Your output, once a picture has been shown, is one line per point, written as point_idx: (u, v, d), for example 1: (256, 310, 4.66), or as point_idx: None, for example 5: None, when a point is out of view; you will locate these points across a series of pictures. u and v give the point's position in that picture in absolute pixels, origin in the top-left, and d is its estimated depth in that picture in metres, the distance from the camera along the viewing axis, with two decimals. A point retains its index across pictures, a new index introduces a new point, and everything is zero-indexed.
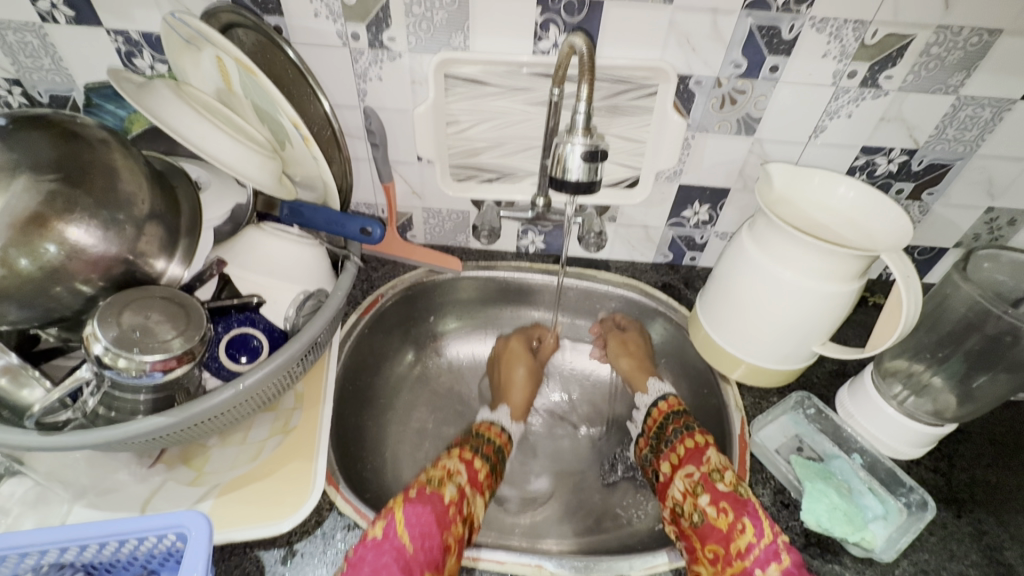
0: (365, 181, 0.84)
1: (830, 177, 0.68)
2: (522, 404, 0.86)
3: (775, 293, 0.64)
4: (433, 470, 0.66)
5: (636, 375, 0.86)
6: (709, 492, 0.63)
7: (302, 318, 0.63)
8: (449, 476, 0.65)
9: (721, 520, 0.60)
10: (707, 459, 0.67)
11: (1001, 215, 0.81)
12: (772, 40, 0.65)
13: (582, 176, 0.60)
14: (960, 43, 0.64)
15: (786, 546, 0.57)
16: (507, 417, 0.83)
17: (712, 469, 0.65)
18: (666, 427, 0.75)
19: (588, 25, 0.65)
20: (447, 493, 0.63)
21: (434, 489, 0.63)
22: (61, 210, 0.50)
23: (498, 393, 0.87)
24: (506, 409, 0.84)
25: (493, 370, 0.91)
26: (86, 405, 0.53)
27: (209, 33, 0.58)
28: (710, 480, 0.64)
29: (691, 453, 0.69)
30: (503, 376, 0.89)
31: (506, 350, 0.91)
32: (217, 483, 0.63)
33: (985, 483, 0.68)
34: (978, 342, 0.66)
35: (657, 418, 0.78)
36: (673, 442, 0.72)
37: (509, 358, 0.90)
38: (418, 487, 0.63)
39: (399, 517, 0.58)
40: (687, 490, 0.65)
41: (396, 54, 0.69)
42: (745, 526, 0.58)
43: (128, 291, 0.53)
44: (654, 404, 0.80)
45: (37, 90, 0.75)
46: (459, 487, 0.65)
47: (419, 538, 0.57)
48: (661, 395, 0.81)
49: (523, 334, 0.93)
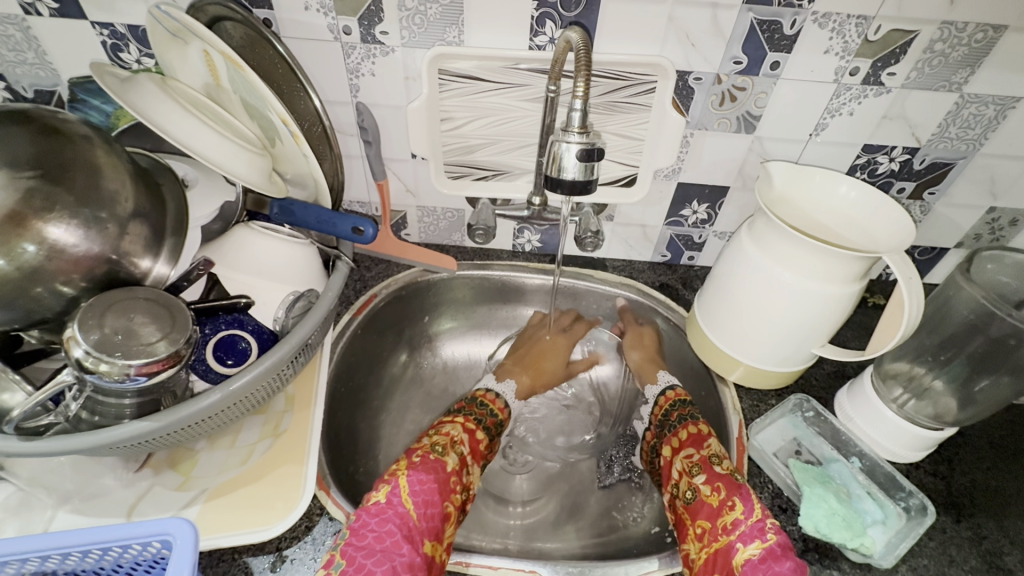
0: (358, 178, 0.83)
1: (831, 176, 0.66)
2: (529, 384, 0.87)
3: (775, 294, 0.63)
4: (437, 436, 0.68)
5: (646, 366, 0.85)
6: (705, 472, 0.65)
7: (291, 319, 0.62)
8: (452, 445, 0.67)
9: (712, 497, 0.62)
10: (708, 444, 0.68)
11: (1003, 215, 0.80)
12: (773, 35, 0.64)
13: (578, 174, 0.59)
14: (964, 40, 0.63)
15: (774, 527, 0.58)
16: (510, 393, 0.83)
17: (711, 453, 0.67)
18: (671, 413, 0.76)
19: (586, 20, 0.64)
20: (450, 461, 0.65)
21: (437, 457, 0.65)
22: (39, 209, 0.48)
23: (511, 365, 0.87)
24: (513, 383, 0.84)
25: (521, 348, 0.90)
26: (69, 409, 0.51)
27: (195, 26, 0.56)
28: (709, 462, 0.65)
29: (692, 438, 0.70)
30: (529, 359, 0.88)
31: (544, 337, 0.90)
32: (204, 488, 0.61)
33: (985, 488, 0.67)
34: (981, 345, 0.64)
35: (662, 406, 0.78)
36: (675, 429, 0.73)
37: (542, 352, 0.89)
38: (422, 453, 0.64)
39: (403, 484, 0.60)
40: (683, 471, 0.67)
41: (389, 48, 0.67)
42: (735, 504, 0.60)
43: (111, 292, 0.52)
44: (663, 392, 0.80)
45: (21, 85, 0.74)
46: (461, 456, 0.67)
47: (422, 506, 0.59)
48: (670, 384, 0.81)
49: (571, 331, 0.91)
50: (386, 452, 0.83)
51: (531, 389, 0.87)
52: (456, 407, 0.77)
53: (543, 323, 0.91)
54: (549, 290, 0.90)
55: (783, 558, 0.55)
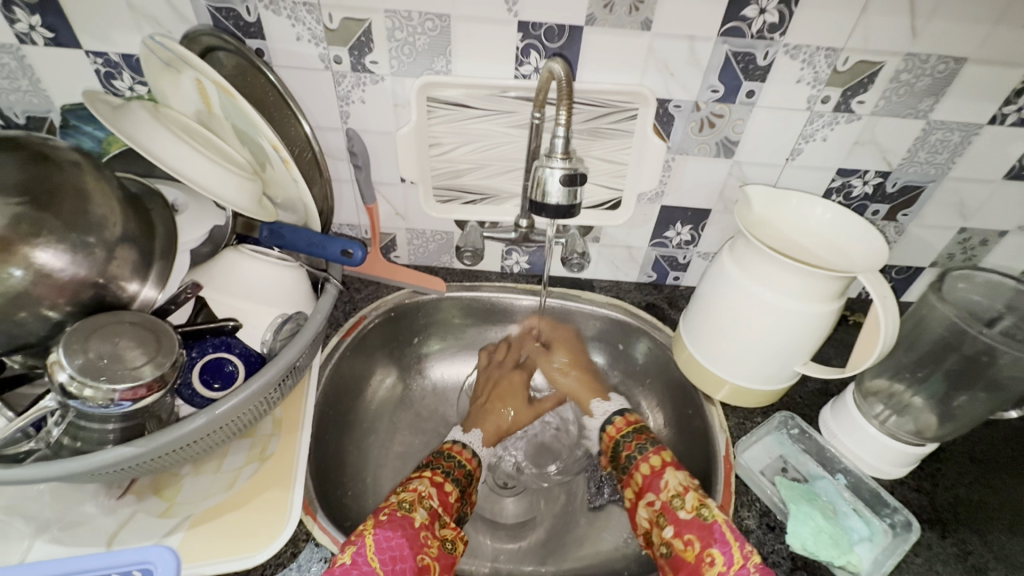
0: (348, 202, 0.84)
1: (807, 199, 0.69)
2: (497, 428, 0.86)
3: (756, 313, 0.64)
4: (404, 492, 0.65)
5: (582, 393, 0.88)
6: (673, 523, 0.64)
7: (279, 342, 0.62)
8: (420, 500, 0.64)
9: (688, 552, 0.62)
10: (666, 485, 0.68)
11: (974, 235, 0.83)
12: (747, 66, 0.67)
13: (562, 199, 0.60)
14: (927, 70, 0.66)
15: (757, 567, 0.58)
16: (478, 442, 0.83)
17: (672, 496, 0.66)
18: (620, 453, 0.77)
19: (569, 51, 0.66)
20: (418, 517, 0.62)
21: (405, 513, 0.62)
22: (27, 234, 0.48)
23: (473, 415, 0.86)
24: (479, 433, 0.84)
25: (477, 392, 0.89)
26: (51, 434, 0.51)
27: (189, 57, 0.58)
28: (672, 509, 0.65)
29: (649, 479, 0.70)
30: (489, 400, 0.88)
31: (498, 376, 0.90)
32: (188, 514, 0.60)
33: (969, 503, 0.68)
34: (957, 362, 0.66)
35: (611, 442, 0.79)
36: (631, 468, 0.74)
37: (502, 393, 0.89)
38: (389, 511, 0.61)
39: (370, 542, 0.57)
40: (653, 521, 0.67)
41: (379, 77, 0.69)
42: (714, 557, 0.59)
43: (95, 318, 0.51)
44: (604, 429, 0.82)
45: (13, 111, 0.74)
46: (431, 511, 0.65)
47: (389, 563, 0.56)
48: (608, 417, 0.83)
49: (525, 366, 0.92)
50: (375, 475, 0.82)
51: (498, 434, 0.87)
52: (423, 462, 0.73)
53: (494, 360, 0.91)
54: (537, 310, 0.91)
55: None
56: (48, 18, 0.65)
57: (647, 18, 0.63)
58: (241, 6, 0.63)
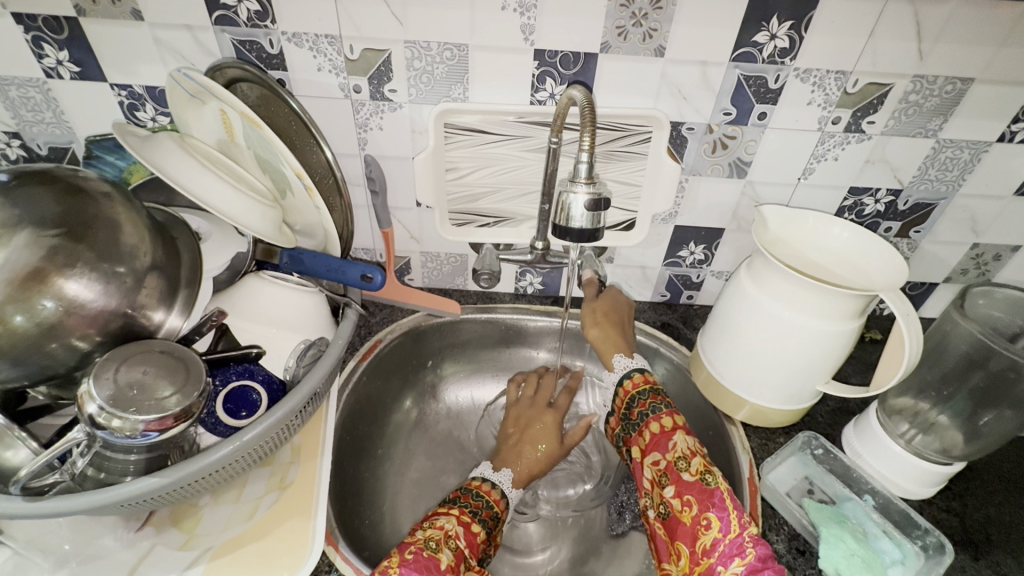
0: (364, 227, 0.85)
1: (824, 219, 0.69)
2: (529, 471, 0.76)
3: (777, 332, 0.64)
4: (430, 529, 0.62)
5: (610, 346, 0.79)
6: (675, 484, 0.62)
7: (302, 368, 0.62)
8: (446, 540, 0.61)
9: (685, 513, 0.60)
10: (673, 445, 0.65)
11: (987, 250, 0.84)
12: (759, 89, 0.68)
13: (585, 223, 0.61)
14: (935, 91, 0.67)
15: (753, 540, 0.56)
16: (509, 482, 0.73)
17: (677, 457, 0.64)
18: (632, 409, 0.71)
19: (584, 76, 0.68)
20: (444, 558, 0.59)
21: (431, 554, 0.58)
22: (61, 265, 0.49)
23: (501, 454, 0.77)
24: (509, 470, 0.74)
25: (510, 427, 0.82)
26: (75, 466, 0.50)
27: (215, 88, 0.59)
28: (676, 470, 0.63)
29: (657, 438, 0.66)
30: (518, 438, 0.79)
31: (530, 415, 0.83)
32: (209, 546, 0.60)
33: (1001, 524, 0.67)
34: (983, 379, 0.65)
35: (624, 398, 0.73)
36: (640, 426, 0.69)
37: (533, 433, 0.80)
38: (415, 550, 0.58)
39: None
40: (654, 480, 0.65)
41: (397, 104, 0.71)
42: (711, 521, 0.58)
43: (127, 346, 0.52)
44: (630, 376, 0.74)
45: (36, 143, 0.76)
46: (457, 552, 0.61)
47: None
48: (627, 372, 0.75)
49: (557, 405, 0.85)
50: (392, 502, 0.81)
51: (530, 478, 0.76)
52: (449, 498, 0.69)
53: (525, 398, 0.86)
54: (555, 332, 0.91)
55: (764, 572, 0.53)
56: (75, 53, 0.66)
57: (660, 45, 0.65)
58: (265, 39, 0.65)
